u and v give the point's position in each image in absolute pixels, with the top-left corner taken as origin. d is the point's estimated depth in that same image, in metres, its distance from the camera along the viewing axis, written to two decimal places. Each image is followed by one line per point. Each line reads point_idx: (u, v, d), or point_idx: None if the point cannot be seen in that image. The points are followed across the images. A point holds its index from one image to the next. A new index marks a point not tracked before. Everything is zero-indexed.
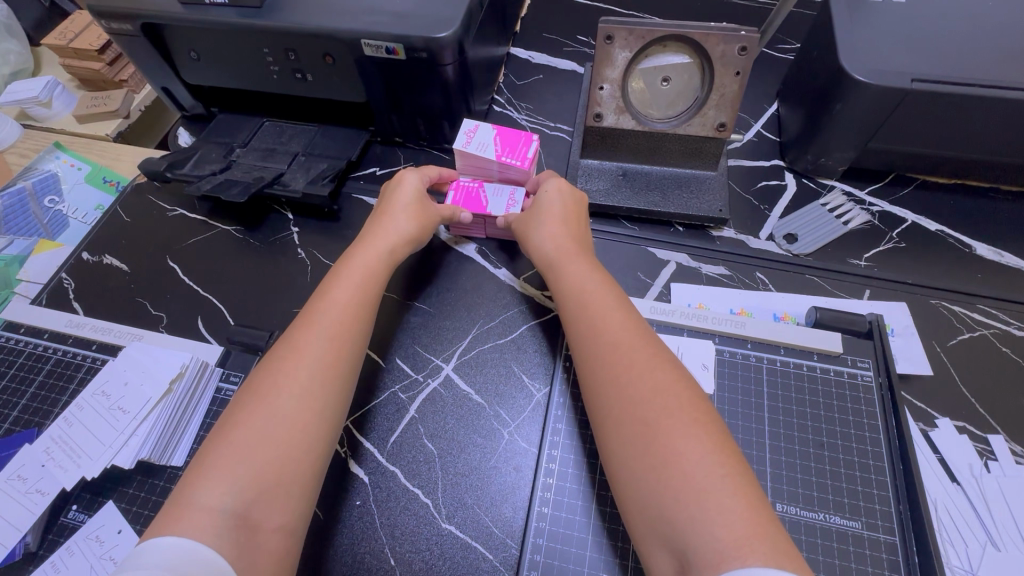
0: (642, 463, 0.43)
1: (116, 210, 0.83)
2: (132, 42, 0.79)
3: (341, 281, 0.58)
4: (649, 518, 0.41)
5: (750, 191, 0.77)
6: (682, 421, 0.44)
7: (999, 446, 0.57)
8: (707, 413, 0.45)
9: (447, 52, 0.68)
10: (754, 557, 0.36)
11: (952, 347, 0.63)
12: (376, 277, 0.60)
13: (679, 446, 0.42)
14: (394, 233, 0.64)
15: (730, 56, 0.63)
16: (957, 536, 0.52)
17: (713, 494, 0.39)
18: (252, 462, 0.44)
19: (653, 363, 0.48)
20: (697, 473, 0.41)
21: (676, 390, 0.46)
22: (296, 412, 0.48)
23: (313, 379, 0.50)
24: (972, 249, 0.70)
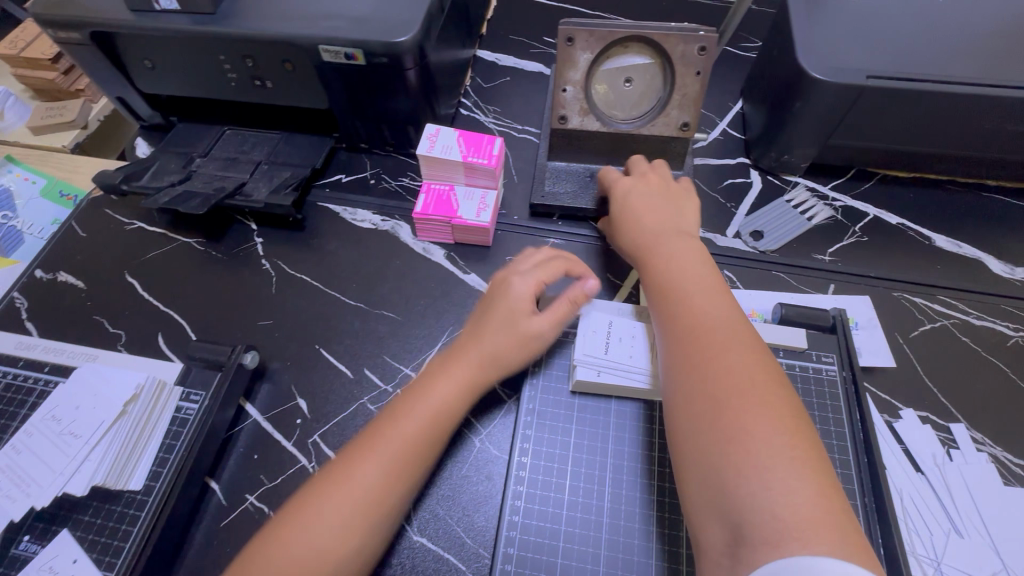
0: (709, 439, 0.42)
1: (71, 225, 0.80)
2: (82, 51, 0.76)
3: (460, 363, 0.56)
4: (710, 493, 0.41)
5: (717, 190, 0.78)
6: (757, 404, 0.42)
7: (960, 434, 0.58)
8: (788, 403, 0.43)
9: (408, 56, 0.67)
10: (822, 543, 0.35)
11: (914, 338, 0.64)
12: (486, 376, 0.56)
13: (748, 426, 0.41)
14: (493, 347, 0.56)
15: (690, 56, 0.63)
16: (923, 526, 0.53)
17: (785, 479, 0.38)
18: (318, 538, 0.46)
19: (732, 347, 0.47)
20: (770, 456, 0.40)
21: (753, 375, 0.44)
22: (388, 483, 0.49)
23: (411, 453, 0.51)
24: (931, 241, 0.72)
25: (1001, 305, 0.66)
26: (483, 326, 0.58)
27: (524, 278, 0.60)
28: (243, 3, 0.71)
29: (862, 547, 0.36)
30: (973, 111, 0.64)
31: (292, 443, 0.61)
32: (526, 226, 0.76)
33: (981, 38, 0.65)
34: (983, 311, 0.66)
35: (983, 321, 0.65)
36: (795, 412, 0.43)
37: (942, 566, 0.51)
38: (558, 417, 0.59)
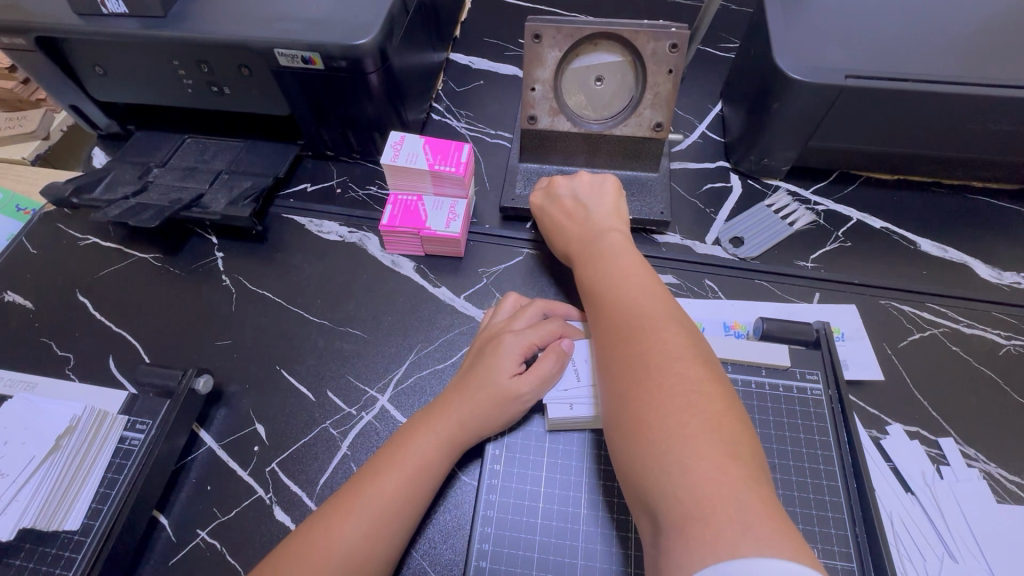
0: (625, 436, 0.40)
1: (21, 240, 0.76)
2: (28, 58, 0.72)
3: (434, 424, 0.52)
4: (635, 492, 0.39)
5: (696, 195, 0.75)
6: (666, 386, 0.40)
7: (951, 450, 0.55)
8: (703, 381, 0.40)
9: (369, 60, 0.64)
10: (730, 534, 0.32)
11: (902, 348, 0.62)
12: (465, 442, 0.52)
13: (655, 412, 0.39)
14: (472, 412, 0.52)
15: (662, 53, 0.61)
16: (915, 550, 0.50)
17: (691, 467, 0.35)
18: None
19: (644, 329, 0.44)
20: (679, 442, 0.37)
21: (667, 356, 0.42)
22: (363, 553, 0.45)
23: (385, 521, 0.47)
24: (917, 246, 0.69)
25: (991, 312, 0.64)
26: (466, 392, 0.53)
27: (509, 344, 0.54)
28: (196, 6, 0.67)
29: (783, 531, 0.32)
30: (957, 112, 0.62)
31: (248, 472, 0.57)
32: (498, 235, 0.73)
33: (963, 36, 0.63)
34: (973, 319, 0.63)
35: (974, 329, 0.63)
36: (711, 391, 0.40)
37: None
38: (530, 445, 0.56)
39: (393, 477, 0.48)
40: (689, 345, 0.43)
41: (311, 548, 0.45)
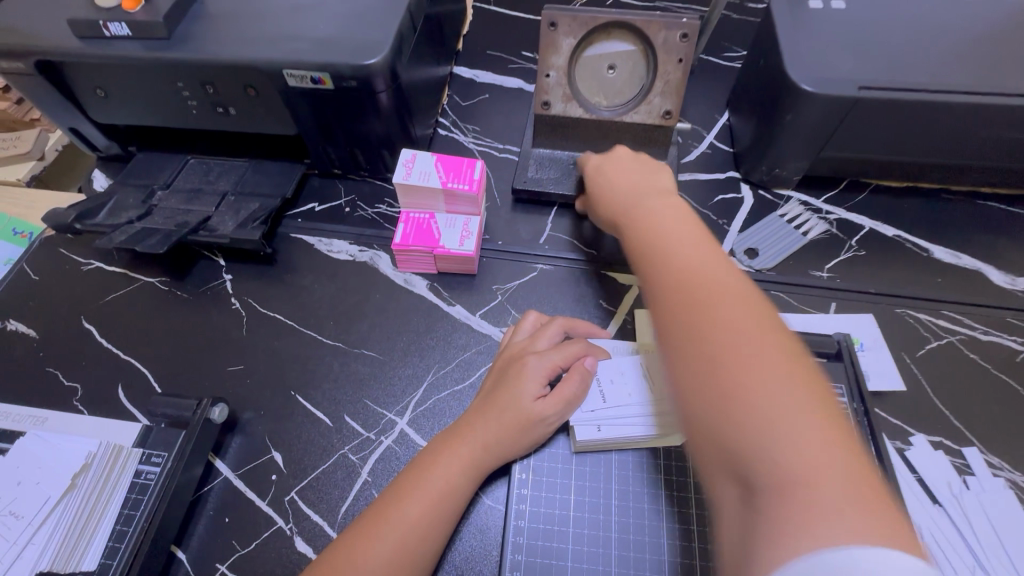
0: (711, 411, 0.37)
1: (22, 267, 0.74)
2: (27, 82, 0.71)
3: (454, 443, 0.51)
4: (723, 466, 0.36)
5: (707, 206, 0.75)
6: (756, 357, 0.37)
7: (974, 459, 0.55)
8: (792, 361, 0.37)
9: (379, 78, 0.63)
10: (848, 518, 0.30)
11: (921, 357, 0.62)
12: (489, 465, 0.52)
13: (749, 384, 0.36)
14: (495, 434, 0.51)
15: (673, 43, 0.64)
16: (948, 565, 0.50)
17: (797, 448, 0.33)
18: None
19: (718, 304, 0.40)
20: (783, 419, 0.34)
21: (752, 325, 0.39)
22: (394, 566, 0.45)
23: (411, 533, 0.46)
24: (929, 253, 0.70)
25: (1006, 317, 0.64)
26: (490, 413, 0.52)
27: (531, 366, 0.54)
28: (200, 27, 0.66)
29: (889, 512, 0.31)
30: (968, 120, 0.62)
31: (267, 502, 0.56)
32: (511, 251, 0.72)
33: (971, 46, 0.63)
34: (988, 325, 0.64)
35: (991, 335, 0.63)
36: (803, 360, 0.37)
37: None
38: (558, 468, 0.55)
39: (415, 487, 0.48)
40: (769, 318, 0.40)
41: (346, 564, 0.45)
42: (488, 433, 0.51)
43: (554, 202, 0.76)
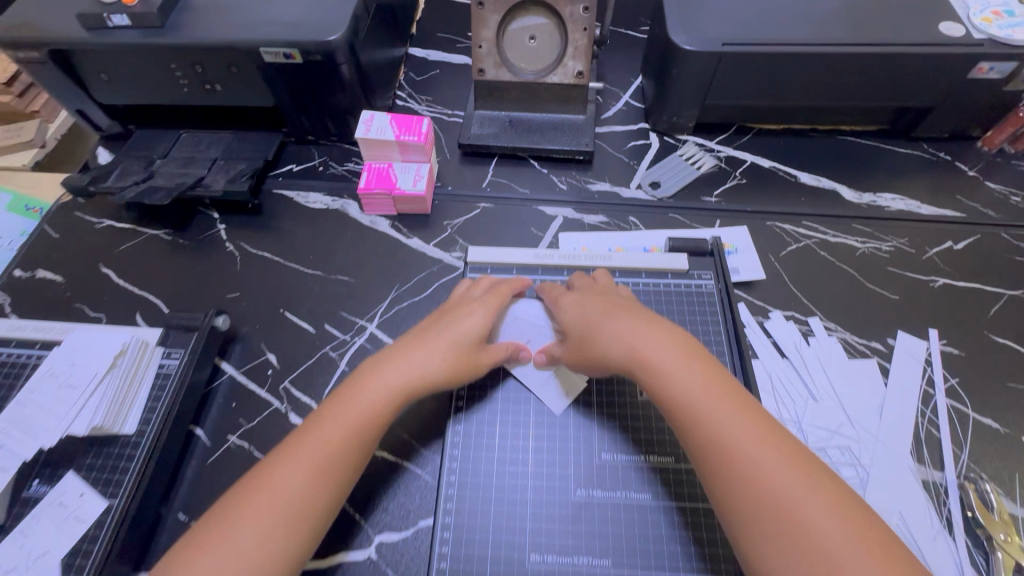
0: (738, 517, 0.46)
1: (43, 228, 0.87)
2: (40, 69, 0.83)
3: (381, 375, 0.59)
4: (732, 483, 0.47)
5: (621, 151, 0.91)
6: (727, 412, 0.49)
7: (816, 324, 0.71)
8: (731, 448, 0.48)
9: (340, 53, 0.77)
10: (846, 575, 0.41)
11: (783, 256, 0.78)
12: (414, 396, 0.59)
13: (739, 438, 0.48)
14: (423, 367, 0.59)
15: (577, 15, 0.80)
16: (789, 397, 0.66)
17: (816, 521, 0.43)
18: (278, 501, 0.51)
19: (666, 361, 0.53)
20: (783, 487, 0.45)
21: (718, 385, 0.52)
22: (303, 485, 0.52)
23: (324, 457, 0.54)
24: (797, 178, 0.86)
25: (852, 224, 0.81)
26: (417, 352, 0.60)
27: (462, 317, 0.64)
28: (188, 17, 0.80)
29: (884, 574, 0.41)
30: (813, 68, 0.78)
31: (265, 389, 0.70)
32: (459, 194, 0.87)
33: (814, 9, 0.79)
34: (837, 230, 0.80)
35: (838, 237, 0.79)
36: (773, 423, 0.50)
37: (802, 423, 0.64)
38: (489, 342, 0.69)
39: (336, 416, 0.56)
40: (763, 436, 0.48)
41: (265, 482, 0.52)
42: (431, 362, 0.60)
43: (495, 154, 0.91)
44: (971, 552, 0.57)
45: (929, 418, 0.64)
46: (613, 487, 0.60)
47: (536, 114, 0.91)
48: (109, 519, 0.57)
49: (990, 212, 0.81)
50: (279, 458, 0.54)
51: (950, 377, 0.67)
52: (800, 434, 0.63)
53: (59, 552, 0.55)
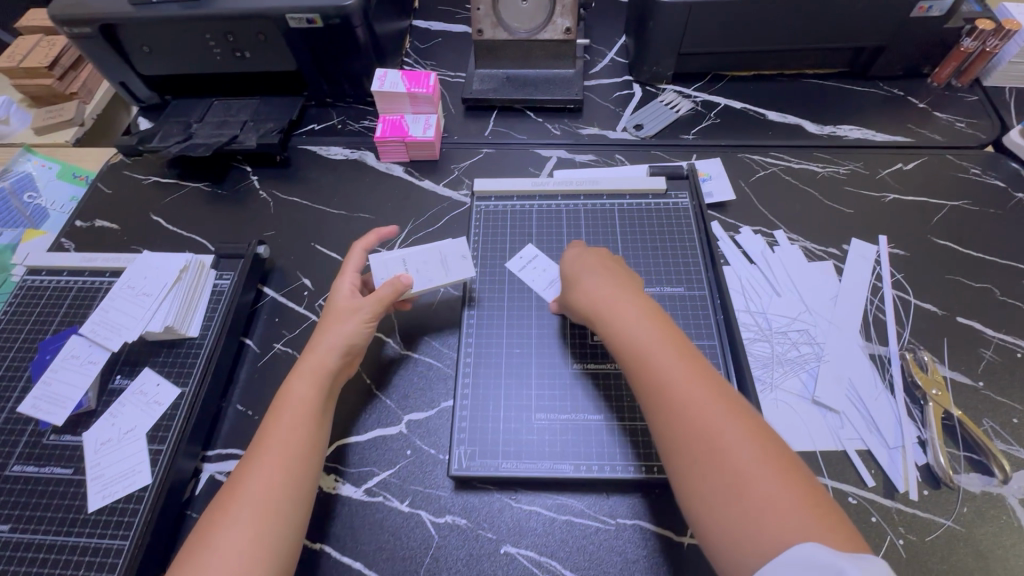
0: (676, 453, 0.51)
1: (97, 185, 0.98)
2: (90, 44, 0.94)
3: (301, 365, 0.64)
4: (685, 450, 0.50)
5: (608, 100, 1.01)
6: (676, 362, 0.55)
7: (780, 235, 0.82)
8: (685, 410, 0.51)
9: (355, 16, 0.88)
10: (780, 528, 0.43)
11: (753, 181, 0.88)
12: (328, 366, 0.64)
13: (687, 390, 0.52)
14: (325, 343, 0.65)
15: None
16: (755, 292, 0.77)
17: (744, 461, 0.47)
18: (249, 491, 0.54)
19: (626, 322, 0.59)
20: (737, 454, 0.47)
21: (668, 340, 0.57)
22: (267, 480, 0.55)
23: (278, 456, 0.57)
24: (765, 116, 0.96)
25: (814, 152, 0.91)
26: (319, 337, 0.66)
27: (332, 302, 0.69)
28: None
29: (820, 527, 0.43)
30: (775, 14, 0.88)
31: (303, 306, 0.81)
32: (464, 142, 0.97)
33: None
34: (801, 158, 0.90)
35: (801, 164, 0.89)
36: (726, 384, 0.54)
37: (766, 312, 0.75)
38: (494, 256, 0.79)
39: (275, 420, 0.59)
40: (723, 406, 0.51)
41: (232, 490, 0.55)
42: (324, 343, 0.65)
43: (495, 107, 1.02)
44: (910, 407, 0.67)
45: (878, 306, 0.74)
46: (603, 358, 0.69)
47: (530, 70, 1.01)
48: (181, 403, 0.68)
49: (937, 137, 0.91)
50: (244, 457, 0.57)
51: (897, 273, 0.77)
52: (764, 321, 0.74)
53: (145, 427, 0.66)
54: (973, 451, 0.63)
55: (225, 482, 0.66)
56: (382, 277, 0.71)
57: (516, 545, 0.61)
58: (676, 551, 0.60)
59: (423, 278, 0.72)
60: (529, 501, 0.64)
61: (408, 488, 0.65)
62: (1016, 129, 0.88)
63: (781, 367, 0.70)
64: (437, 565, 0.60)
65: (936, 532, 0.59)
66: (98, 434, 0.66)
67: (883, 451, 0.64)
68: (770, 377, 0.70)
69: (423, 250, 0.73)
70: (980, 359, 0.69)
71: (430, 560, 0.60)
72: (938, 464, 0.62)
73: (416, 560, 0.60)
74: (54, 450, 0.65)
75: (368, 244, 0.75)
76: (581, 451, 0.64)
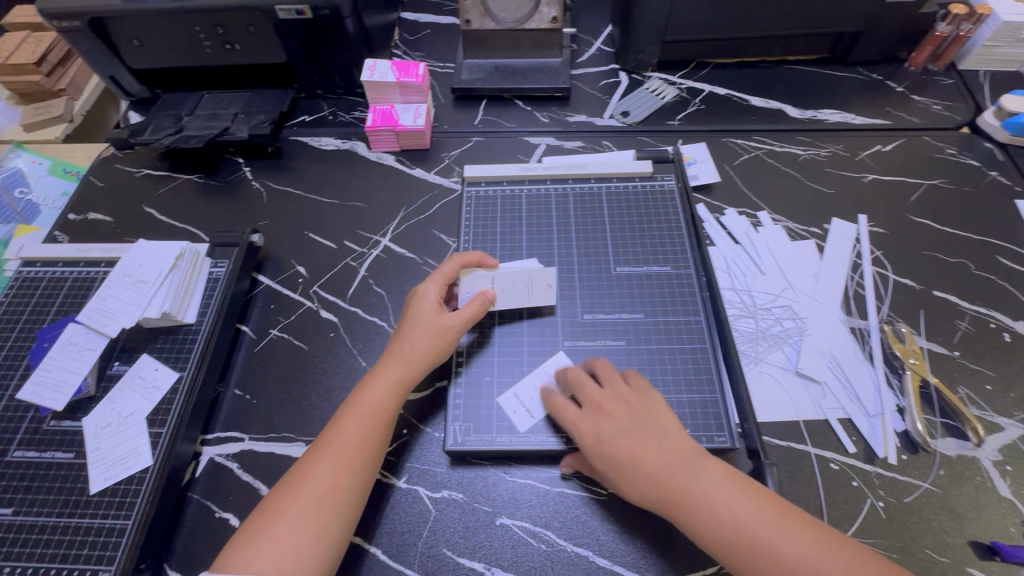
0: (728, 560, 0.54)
1: (89, 179, 0.99)
2: (79, 37, 0.94)
3: (381, 369, 0.66)
4: (735, 552, 0.53)
5: (595, 88, 1.03)
6: (701, 468, 0.57)
7: (763, 216, 0.84)
8: (728, 522, 0.54)
9: (344, 7, 0.89)
10: None
11: (737, 164, 0.90)
12: (410, 379, 0.66)
13: (716, 497, 0.55)
14: (409, 351, 0.66)
15: None
16: (740, 271, 0.79)
17: (799, 558, 0.52)
18: (317, 483, 0.58)
19: (633, 449, 0.58)
20: (786, 548, 0.52)
21: (685, 452, 0.58)
22: (333, 480, 0.59)
23: (350, 454, 0.60)
24: (748, 101, 0.98)
25: (796, 136, 0.93)
26: (402, 343, 0.67)
27: (417, 308, 0.69)
28: None
29: None
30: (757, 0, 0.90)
31: (298, 293, 0.82)
32: (454, 131, 0.99)
33: None
34: (783, 141, 0.92)
35: (783, 147, 0.92)
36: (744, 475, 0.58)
37: (751, 290, 0.77)
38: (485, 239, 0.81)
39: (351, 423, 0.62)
40: (755, 498, 0.55)
41: (301, 477, 0.59)
42: (413, 353, 0.66)
43: (484, 96, 1.03)
44: (889, 376, 0.69)
45: (858, 282, 0.77)
46: (594, 335, 0.71)
47: (518, 60, 1.03)
48: (179, 387, 0.69)
49: (914, 119, 0.93)
50: (315, 449, 0.61)
51: (876, 250, 0.80)
52: (748, 298, 0.76)
53: (144, 412, 0.67)
54: (950, 417, 0.66)
55: (225, 463, 0.68)
56: (470, 290, 0.71)
57: (512, 517, 0.63)
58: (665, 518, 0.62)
59: (506, 299, 0.72)
60: (523, 475, 0.65)
61: (405, 465, 0.66)
62: (989, 111, 0.91)
63: (765, 342, 0.73)
64: (434, 537, 0.62)
65: (914, 494, 0.62)
66: (97, 419, 0.67)
67: (864, 419, 0.66)
68: (755, 351, 0.72)
69: (511, 270, 0.72)
70: (955, 330, 0.72)
71: (427, 533, 0.62)
72: (915, 429, 0.64)
73: (414, 532, 0.62)
74: (55, 436, 0.66)
75: (467, 258, 0.72)
76: None
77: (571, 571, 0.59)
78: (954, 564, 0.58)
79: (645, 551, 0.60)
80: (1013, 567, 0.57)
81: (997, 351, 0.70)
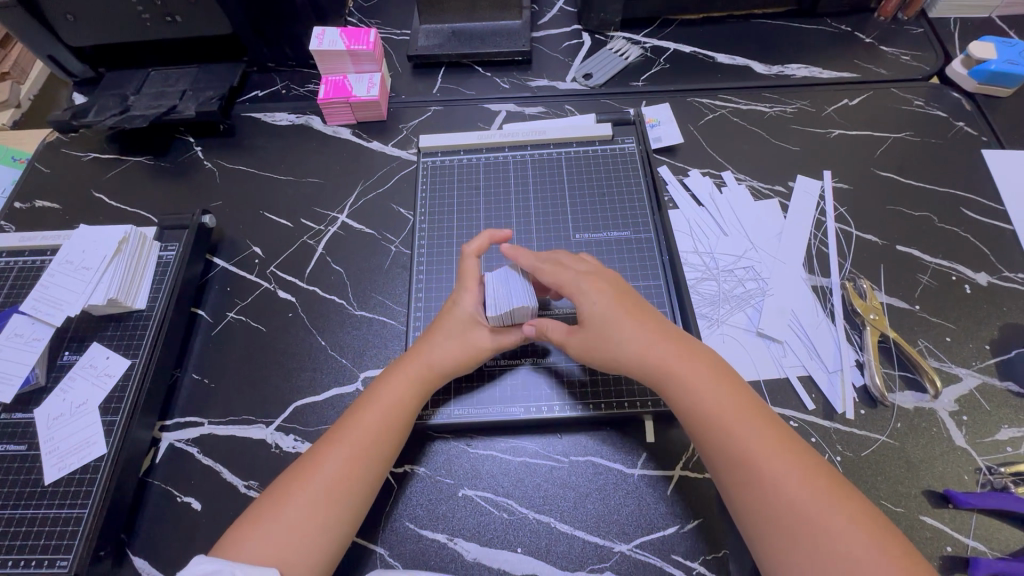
0: (741, 497, 0.52)
1: (34, 165, 0.95)
2: (9, 14, 0.89)
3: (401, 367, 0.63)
4: (748, 481, 0.51)
5: (557, 50, 0.99)
6: (725, 397, 0.55)
7: (727, 176, 0.82)
8: (744, 445, 0.52)
9: None
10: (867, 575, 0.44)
11: (701, 124, 0.88)
12: (432, 382, 0.63)
13: (742, 428, 0.53)
14: (432, 354, 0.63)
15: None
16: (703, 233, 0.78)
17: (814, 504, 0.48)
18: (317, 479, 0.55)
19: (615, 323, 0.59)
20: (807, 507, 0.48)
21: (720, 378, 0.57)
22: (335, 473, 0.56)
23: (350, 449, 0.57)
24: (715, 59, 0.95)
25: (762, 93, 0.91)
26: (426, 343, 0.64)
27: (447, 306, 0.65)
28: None
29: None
30: None
31: (255, 274, 0.80)
32: (411, 101, 0.95)
33: None
34: (749, 99, 0.90)
35: (749, 105, 0.89)
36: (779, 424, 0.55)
37: (713, 251, 0.76)
38: (442, 214, 0.80)
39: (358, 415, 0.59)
40: (780, 440, 0.53)
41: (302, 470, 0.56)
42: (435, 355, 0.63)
43: (442, 63, 0.99)
44: (849, 333, 0.69)
45: (821, 239, 0.76)
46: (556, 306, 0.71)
47: (476, 23, 0.99)
48: (131, 374, 0.68)
49: (883, 71, 0.91)
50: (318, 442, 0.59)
51: (840, 207, 0.78)
52: (711, 260, 0.75)
53: (97, 400, 0.66)
54: (908, 369, 0.66)
55: (184, 449, 0.67)
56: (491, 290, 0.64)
57: (474, 487, 0.63)
58: (627, 482, 0.62)
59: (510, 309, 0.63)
60: (484, 446, 0.65)
61: None
62: (957, 60, 0.88)
63: (727, 304, 0.72)
64: (396, 511, 0.62)
65: (872, 447, 0.62)
66: (48, 409, 0.66)
67: (823, 376, 0.66)
68: (716, 313, 0.71)
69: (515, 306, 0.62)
70: (917, 284, 0.72)
71: (388, 508, 0.62)
72: (874, 384, 0.64)
73: (375, 508, 0.62)
74: (7, 428, 0.65)
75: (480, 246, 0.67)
76: (533, 395, 0.67)
77: (532, 538, 0.60)
78: (908, 513, 0.58)
79: (605, 515, 0.60)
80: (965, 514, 0.58)
81: (958, 303, 0.70)
